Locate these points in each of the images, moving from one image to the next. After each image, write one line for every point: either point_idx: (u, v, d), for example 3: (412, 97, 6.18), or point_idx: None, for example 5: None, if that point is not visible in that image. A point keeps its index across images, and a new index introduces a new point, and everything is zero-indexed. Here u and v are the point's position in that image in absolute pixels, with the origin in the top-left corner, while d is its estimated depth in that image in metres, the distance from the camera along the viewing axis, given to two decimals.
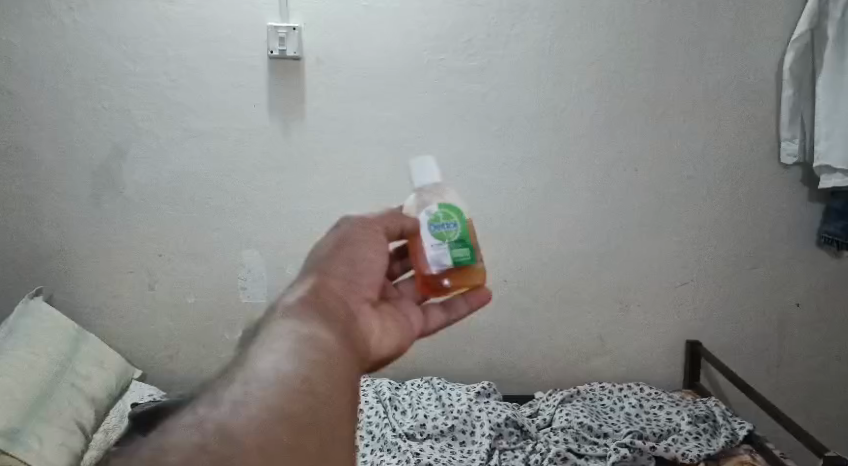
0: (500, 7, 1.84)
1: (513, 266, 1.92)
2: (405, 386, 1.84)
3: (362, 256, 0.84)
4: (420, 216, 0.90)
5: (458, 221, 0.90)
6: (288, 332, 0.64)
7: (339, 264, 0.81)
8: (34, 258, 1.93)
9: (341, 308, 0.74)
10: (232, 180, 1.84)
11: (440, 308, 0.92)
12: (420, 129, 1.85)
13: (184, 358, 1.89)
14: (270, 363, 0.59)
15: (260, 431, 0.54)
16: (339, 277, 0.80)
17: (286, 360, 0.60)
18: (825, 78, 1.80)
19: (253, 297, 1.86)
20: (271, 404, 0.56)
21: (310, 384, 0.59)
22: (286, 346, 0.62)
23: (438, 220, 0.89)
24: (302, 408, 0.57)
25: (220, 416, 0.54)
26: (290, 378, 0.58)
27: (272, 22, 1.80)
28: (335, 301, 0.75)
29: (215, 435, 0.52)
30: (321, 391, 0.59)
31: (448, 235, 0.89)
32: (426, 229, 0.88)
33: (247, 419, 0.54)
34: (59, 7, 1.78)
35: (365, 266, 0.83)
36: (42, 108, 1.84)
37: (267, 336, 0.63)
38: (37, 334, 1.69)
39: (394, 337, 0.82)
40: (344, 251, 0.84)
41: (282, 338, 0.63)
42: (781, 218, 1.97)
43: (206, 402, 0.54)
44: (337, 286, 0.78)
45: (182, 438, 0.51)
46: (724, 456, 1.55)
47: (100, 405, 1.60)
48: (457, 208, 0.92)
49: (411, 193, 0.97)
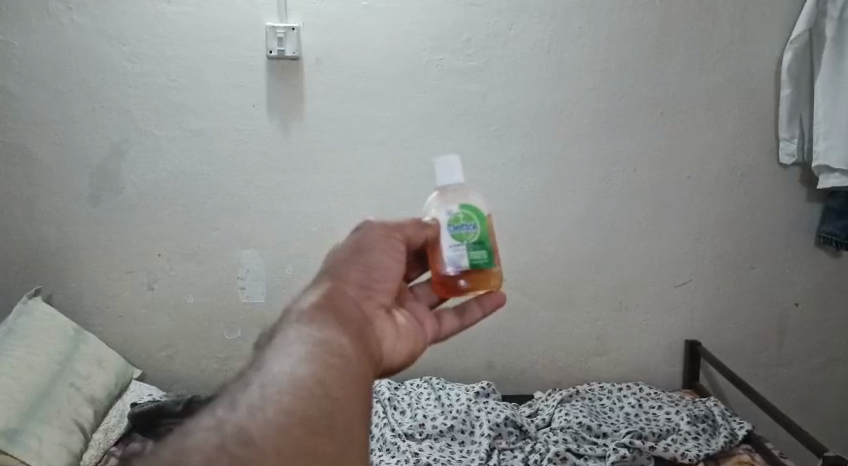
0: (500, 7, 1.83)
1: (513, 266, 1.96)
2: (405, 386, 1.87)
3: (378, 260, 0.84)
4: (440, 217, 0.89)
5: (477, 223, 0.88)
6: (300, 335, 0.68)
7: (354, 269, 0.82)
8: (33, 260, 1.89)
9: (355, 313, 0.76)
10: (232, 180, 1.87)
11: (454, 316, 0.91)
12: (420, 129, 1.87)
13: (184, 357, 1.95)
14: (285, 366, 0.63)
15: (278, 430, 0.55)
16: (355, 283, 0.81)
17: (300, 363, 0.63)
18: (824, 77, 1.77)
19: (254, 297, 1.93)
20: (287, 406, 0.58)
21: (324, 388, 0.61)
22: (300, 350, 0.66)
23: (458, 221, 0.88)
24: (317, 411, 0.59)
25: (237, 417, 0.56)
26: (305, 380, 0.61)
27: (271, 22, 1.79)
28: (350, 307, 0.77)
29: (232, 436, 0.54)
30: (336, 394, 0.62)
31: (466, 236, 0.88)
32: (445, 229, 0.88)
33: (263, 421, 0.56)
34: (58, 6, 1.77)
35: (381, 271, 0.84)
36: (42, 109, 1.81)
37: (281, 341, 0.67)
38: (36, 333, 1.66)
39: (407, 340, 0.83)
40: (360, 255, 0.84)
41: (295, 343, 0.66)
42: (780, 218, 1.97)
43: (225, 405, 0.57)
44: (353, 291, 0.80)
45: (201, 441, 0.52)
46: (723, 455, 1.56)
47: (100, 405, 1.66)
48: (476, 207, 0.90)
49: (433, 193, 0.94)
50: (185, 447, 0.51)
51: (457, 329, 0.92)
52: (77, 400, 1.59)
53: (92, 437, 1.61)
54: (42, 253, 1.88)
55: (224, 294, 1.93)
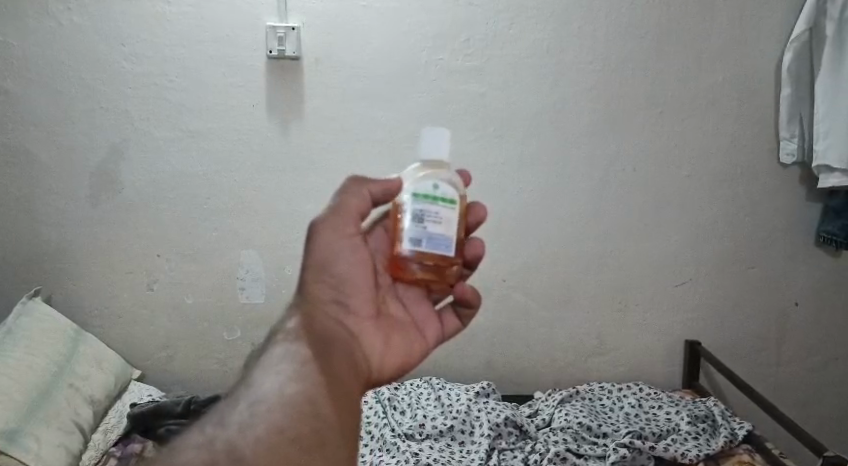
0: (500, 7, 1.83)
1: (513, 266, 1.95)
2: (405, 386, 1.86)
3: (348, 266, 0.84)
4: (421, 185, 0.80)
5: (436, 189, 0.80)
6: (289, 353, 0.75)
7: (329, 281, 0.83)
8: (32, 259, 1.88)
9: (337, 331, 0.80)
10: (232, 180, 1.87)
11: (453, 313, 0.90)
12: (420, 128, 1.87)
13: (184, 357, 1.95)
14: (274, 384, 0.70)
15: (266, 447, 0.63)
16: (333, 298, 0.83)
17: (289, 381, 0.70)
18: (825, 75, 1.76)
19: (254, 297, 1.93)
20: (279, 422, 0.66)
21: (313, 405, 0.68)
22: (289, 368, 0.72)
23: (432, 196, 0.80)
24: (308, 428, 0.66)
25: (228, 434, 0.63)
26: (293, 396, 0.69)
27: (271, 22, 1.78)
28: (332, 325, 0.80)
29: (222, 452, 0.62)
30: (325, 411, 0.69)
31: (429, 198, 0.80)
32: (426, 203, 0.79)
33: (252, 438, 0.64)
34: (58, 6, 1.77)
35: (356, 278, 0.84)
36: (42, 109, 1.81)
37: (272, 359, 0.74)
38: (36, 334, 1.66)
39: (401, 347, 0.85)
40: (330, 265, 0.83)
41: (285, 360, 0.73)
42: (780, 217, 1.97)
43: (214, 423, 0.65)
44: (332, 308, 0.82)
45: (191, 458, 0.60)
46: (723, 455, 1.56)
47: (99, 405, 1.66)
48: (443, 190, 0.80)
49: (443, 180, 0.81)
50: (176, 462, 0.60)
51: (462, 321, 0.90)
52: (77, 400, 1.59)
53: (92, 437, 1.61)
54: (41, 253, 1.87)
55: (224, 294, 1.93)
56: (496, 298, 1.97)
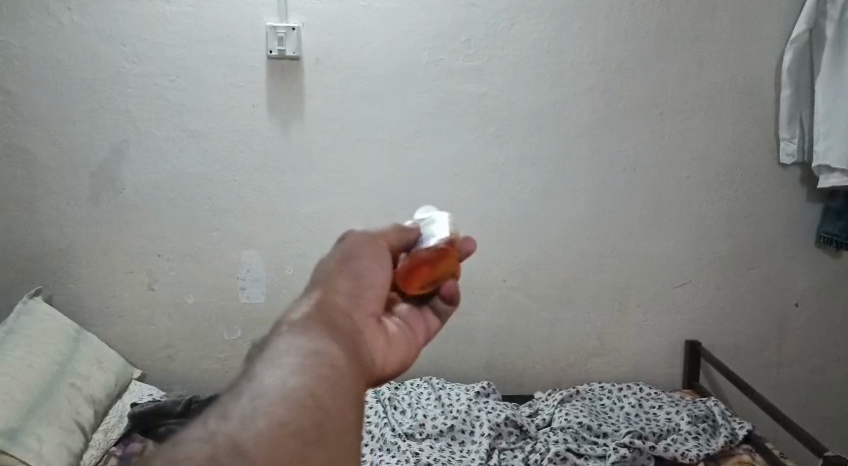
0: (500, 7, 1.83)
1: (513, 265, 1.96)
2: (405, 386, 1.86)
3: (363, 267, 0.89)
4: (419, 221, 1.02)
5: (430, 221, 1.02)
6: (293, 346, 0.75)
7: (345, 279, 0.87)
8: (33, 259, 1.88)
9: (347, 324, 0.81)
10: (232, 180, 1.87)
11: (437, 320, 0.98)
12: (420, 128, 1.88)
13: (185, 357, 1.95)
14: (276, 378, 0.70)
15: (269, 440, 0.62)
16: (347, 292, 0.86)
17: (291, 375, 0.70)
18: (825, 76, 1.77)
19: (254, 297, 1.93)
20: (282, 416, 0.65)
21: (316, 399, 0.68)
22: (291, 362, 0.72)
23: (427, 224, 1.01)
24: (312, 422, 0.66)
25: (230, 427, 0.63)
26: (295, 391, 0.68)
27: (271, 22, 1.79)
28: (343, 318, 0.82)
29: (224, 445, 0.61)
30: (329, 406, 0.69)
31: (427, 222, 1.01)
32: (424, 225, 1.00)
33: (254, 431, 0.63)
34: (59, 6, 1.77)
35: (370, 279, 0.89)
36: (43, 109, 1.81)
37: (275, 352, 0.73)
38: (36, 333, 1.66)
39: (399, 351, 0.87)
40: (347, 265, 0.89)
41: (288, 354, 0.73)
42: (780, 217, 1.97)
43: (216, 416, 0.64)
44: (345, 302, 0.85)
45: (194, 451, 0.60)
46: (723, 455, 1.56)
47: (99, 404, 1.66)
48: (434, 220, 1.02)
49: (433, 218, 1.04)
50: (176, 456, 0.59)
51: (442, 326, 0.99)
52: (78, 400, 1.59)
53: (92, 437, 1.61)
54: (43, 253, 1.88)
55: (224, 294, 1.93)
56: (496, 298, 1.97)
